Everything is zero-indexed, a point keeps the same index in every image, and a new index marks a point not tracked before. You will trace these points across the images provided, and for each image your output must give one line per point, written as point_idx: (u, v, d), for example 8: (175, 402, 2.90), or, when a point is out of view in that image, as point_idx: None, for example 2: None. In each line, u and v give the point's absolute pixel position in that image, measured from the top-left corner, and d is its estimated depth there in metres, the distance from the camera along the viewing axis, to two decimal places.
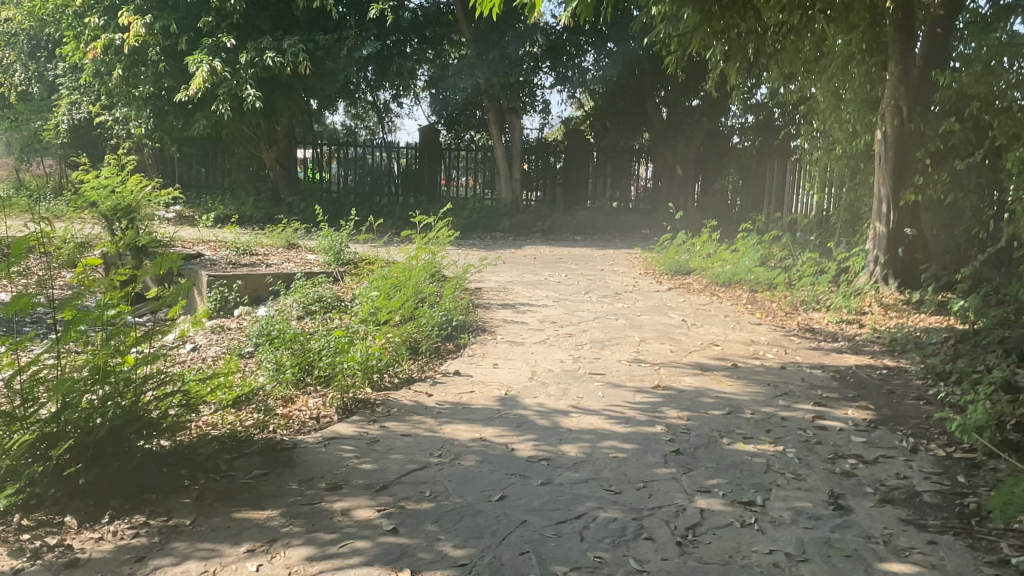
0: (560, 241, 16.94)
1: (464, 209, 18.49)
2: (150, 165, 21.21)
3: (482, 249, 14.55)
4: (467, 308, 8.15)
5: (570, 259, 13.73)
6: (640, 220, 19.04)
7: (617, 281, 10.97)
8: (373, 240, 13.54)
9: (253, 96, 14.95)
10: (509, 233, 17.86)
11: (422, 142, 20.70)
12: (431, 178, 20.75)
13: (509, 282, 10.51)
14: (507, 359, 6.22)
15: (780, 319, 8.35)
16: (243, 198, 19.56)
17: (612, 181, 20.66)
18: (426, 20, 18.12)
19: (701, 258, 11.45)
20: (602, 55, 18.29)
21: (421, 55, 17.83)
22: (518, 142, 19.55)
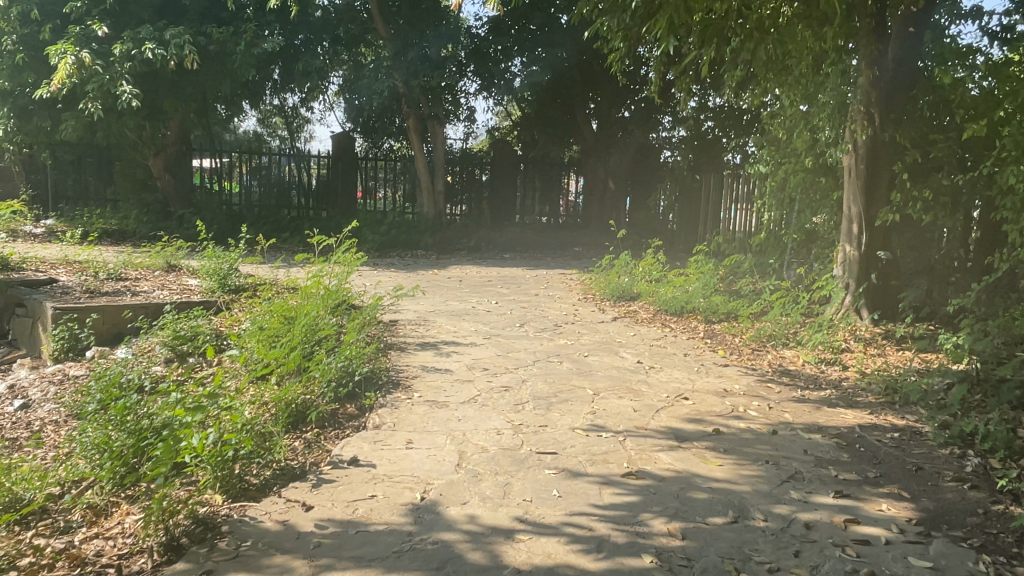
0: (487, 260, 15.49)
1: (380, 224, 16.79)
2: (16, 174, 18.53)
3: (400, 271, 12.90)
4: (376, 352, 6.52)
5: (499, 281, 12.28)
6: (573, 236, 17.80)
7: (554, 310, 9.56)
8: (272, 260, 11.69)
9: (128, 93, 12.85)
10: (432, 250, 16.25)
11: (335, 150, 18.90)
12: (345, 191, 18.93)
13: (429, 313, 8.94)
14: (424, 432, 4.65)
15: (749, 359, 7.11)
16: (125, 211, 17.27)
17: (542, 196, 19.61)
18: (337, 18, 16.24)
19: (646, 281, 10.20)
20: (530, 60, 16.92)
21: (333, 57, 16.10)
22: (440, 152, 17.96)
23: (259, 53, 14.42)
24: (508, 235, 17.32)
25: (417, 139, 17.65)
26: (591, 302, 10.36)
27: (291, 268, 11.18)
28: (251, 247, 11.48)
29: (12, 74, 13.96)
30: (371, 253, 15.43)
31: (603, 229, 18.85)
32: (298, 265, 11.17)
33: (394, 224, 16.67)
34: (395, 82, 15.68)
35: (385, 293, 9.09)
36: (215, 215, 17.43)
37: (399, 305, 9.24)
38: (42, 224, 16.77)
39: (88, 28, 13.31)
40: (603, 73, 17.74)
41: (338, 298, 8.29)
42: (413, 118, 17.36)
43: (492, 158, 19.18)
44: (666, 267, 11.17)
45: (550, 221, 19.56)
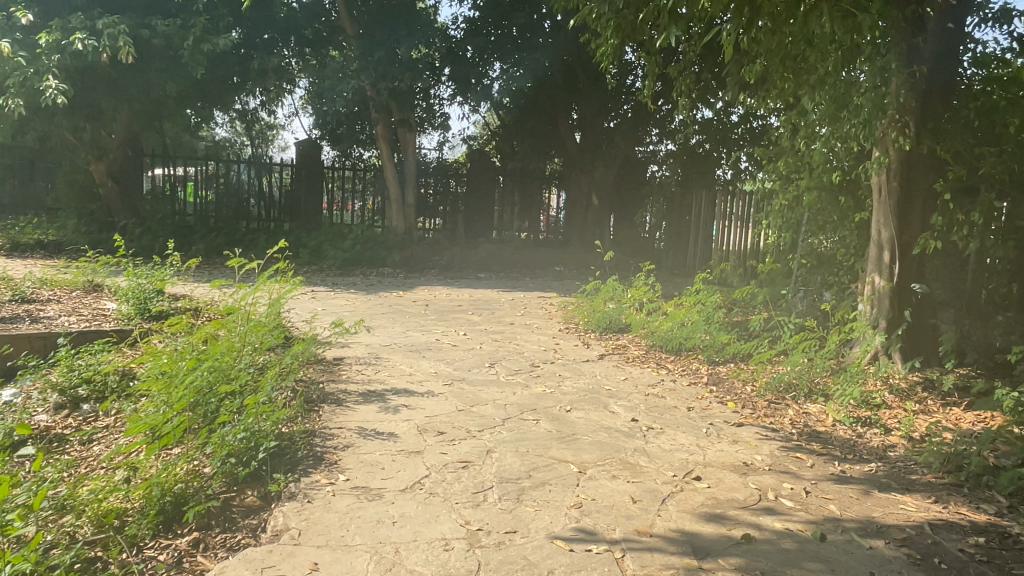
0: (459, 280, 14.11)
1: (343, 239, 15.36)
2: None
3: (360, 294, 11.54)
4: (303, 408, 5.16)
5: (470, 306, 10.90)
6: (554, 254, 16.54)
7: (531, 344, 8.25)
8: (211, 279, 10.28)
9: (54, 88, 11.28)
10: (400, 267, 14.85)
11: (300, 158, 17.50)
12: (310, 202, 17.55)
13: (381, 348, 7.55)
14: (341, 549, 3.30)
15: (765, 416, 5.84)
16: (63, 221, 15.73)
17: (521, 211, 18.36)
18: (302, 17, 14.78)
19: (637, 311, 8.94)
20: (511, 65, 15.64)
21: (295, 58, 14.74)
22: (413, 162, 16.60)
23: (210, 49, 12.95)
24: (484, 251, 15.96)
25: (387, 149, 16.29)
26: (575, 334, 9.03)
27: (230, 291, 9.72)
28: (185, 264, 10.00)
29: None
30: (331, 272, 13.99)
31: (587, 247, 17.60)
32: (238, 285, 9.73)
33: (360, 239, 15.30)
34: (362, 83, 14.28)
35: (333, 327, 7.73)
36: (163, 227, 15.90)
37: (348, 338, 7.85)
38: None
39: (11, 15, 11.84)
40: (588, 82, 16.51)
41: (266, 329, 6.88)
42: (382, 124, 16.00)
43: (468, 170, 17.92)
44: (659, 293, 9.93)
45: (530, 237, 18.29)
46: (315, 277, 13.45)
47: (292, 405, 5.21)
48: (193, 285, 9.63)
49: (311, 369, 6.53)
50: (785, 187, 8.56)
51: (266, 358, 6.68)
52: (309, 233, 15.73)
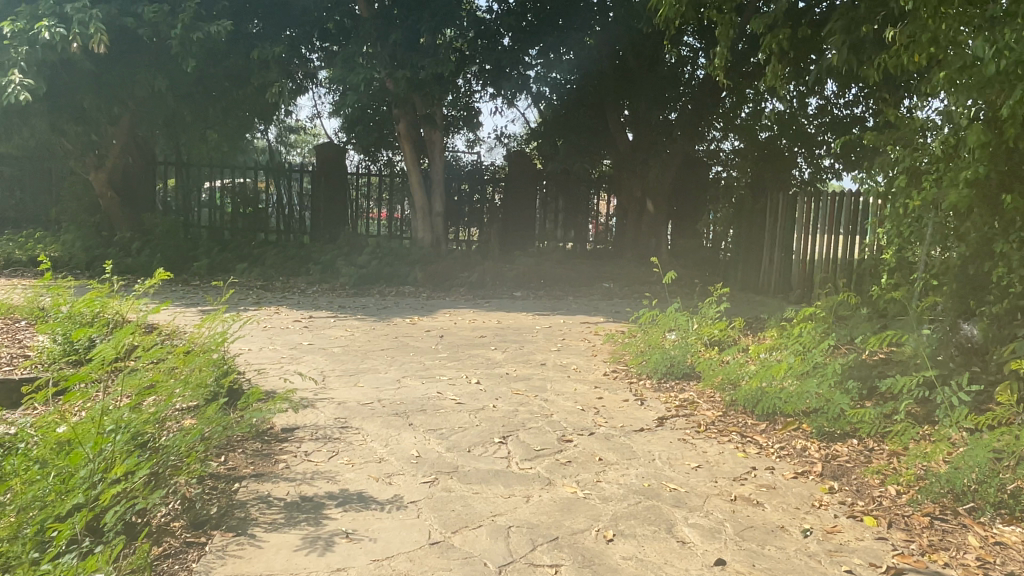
0: (491, 301, 12.02)
1: (360, 253, 13.52)
2: None
3: (368, 323, 9.63)
4: (159, 565, 3.11)
5: (494, 338, 8.78)
6: (603, 268, 14.33)
7: (564, 399, 6.10)
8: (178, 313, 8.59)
9: (16, 83, 9.71)
10: (423, 285, 12.77)
11: (320, 163, 15.66)
12: (331, 213, 15.68)
13: (355, 410, 5.50)
14: None
15: (935, 555, 3.57)
16: (62, 237, 14.46)
17: (565, 219, 16.26)
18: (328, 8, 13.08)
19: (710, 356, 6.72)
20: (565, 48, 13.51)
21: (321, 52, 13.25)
22: (440, 166, 14.62)
23: (204, 38, 11.27)
24: (521, 265, 13.82)
25: (412, 150, 14.42)
26: (626, 383, 6.79)
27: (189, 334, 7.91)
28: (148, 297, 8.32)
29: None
30: (343, 292, 12.08)
31: (642, 260, 15.37)
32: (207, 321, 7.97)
33: (378, 253, 13.42)
34: (377, 74, 12.36)
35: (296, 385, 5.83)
36: (168, 243, 14.32)
37: (318, 396, 5.84)
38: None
39: None
40: (641, 71, 14.31)
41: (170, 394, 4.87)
42: (404, 121, 14.12)
43: (506, 173, 15.90)
44: (736, 330, 7.69)
45: (576, 249, 16.14)
46: (322, 299, 11.55)
47: (136, 553, 3.13)
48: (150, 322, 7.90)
49: (228, 454, 4.50)
50: (919, 185, 6.28)
51: (169, 433, 4.69)
52: (323, 248, 13.91)
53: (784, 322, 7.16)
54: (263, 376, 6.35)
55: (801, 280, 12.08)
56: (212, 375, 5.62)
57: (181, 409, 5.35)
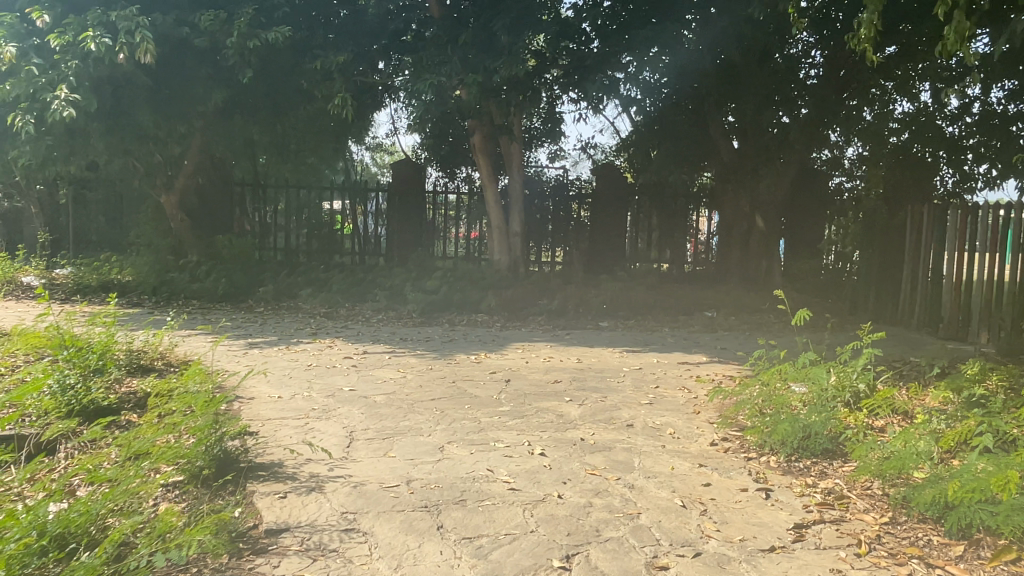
0: (574, 332, 10.47)
1: (430, 277, 12.33)
2: (33, 214, 16.14)
3: (427, 360, 8.30)
4: None
5: (570, 384, 7.22)
6: (704, 294, 12.52)
7: (658, 486, 4.49)
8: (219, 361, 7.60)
9: (61, 99, 9.27)
10: (497, 313, 11.37)
11: (394, 180, 14.64)
12: (406, 232, 14.62)
13: (371, 500, 4.12)
14: None
15: None
16: (135, 260, 14.12)
17: (660, 238, 14.54)
18: (398, 12, 12.09)
19: (871, 441, 4.90)
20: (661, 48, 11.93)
21: (390, 60, 12.26)
22: (519, 181, 13.28)
23: (261, 47, 10.49)
24: (607, 291, 12.21)
25: (488, 165, 13.19)
26: (744, 463, 5.07)
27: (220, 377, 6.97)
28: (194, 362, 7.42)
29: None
30: (408, 321, 10.87)
31: (750, 286, 13.44)
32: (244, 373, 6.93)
33: (450, 278, 12.19)
34: (447, 80, 11.16)
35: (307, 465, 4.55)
36: (236, 267, 13.71)
37: (332, 473, 4.51)
38: (22, 281, 14.02)
39: (30, 18, 10.08)
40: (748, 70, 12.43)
41: (125, 483, 3.73)
42: (480, 133, 12.93)
43: (593, 188, 14.36)
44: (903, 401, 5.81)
45: (673, 272, 14.36)
46: (384, 329, 10.36)
47: None
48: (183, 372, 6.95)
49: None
50: None
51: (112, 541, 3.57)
52: (393, 271, 12.83)
53: (983, 396, 5.22)
54: (274, 443, 5.09)
55: (957, 312, 9.89)
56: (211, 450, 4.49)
57: (164, 495, 4.28)
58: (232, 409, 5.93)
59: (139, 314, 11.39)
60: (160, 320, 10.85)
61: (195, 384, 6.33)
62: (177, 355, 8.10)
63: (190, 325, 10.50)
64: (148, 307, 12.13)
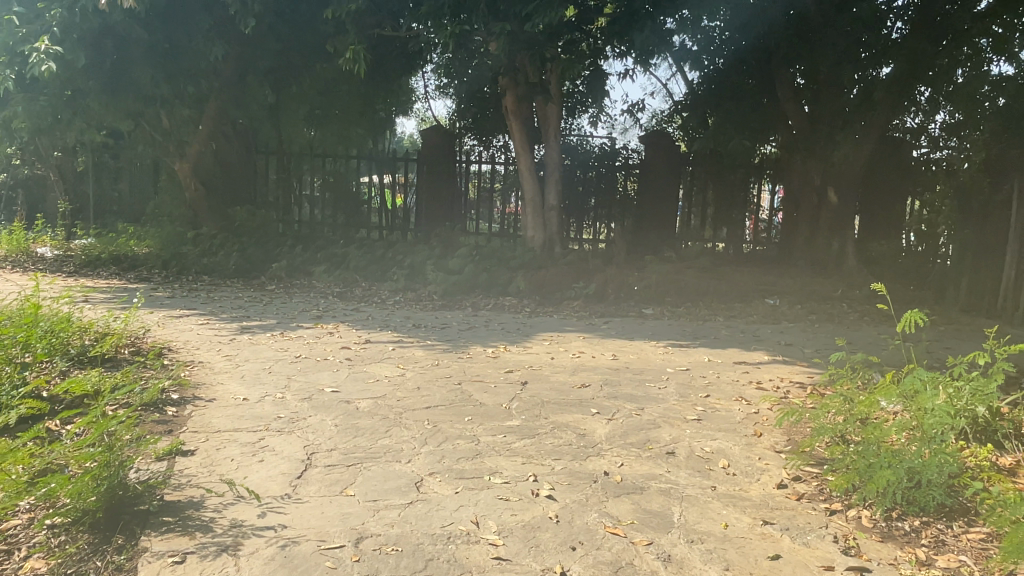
0: (613, 321, 9.14)
1: (454, 255, 11.12)
2: (53, 182, 15.57)
3: (436, 353, 7.10)
4: None
5: (601, 389, 5.93)
6: (765, 279, 10.97)
7: (705, 559, 3.21)
8: (195, 356, 6.58)
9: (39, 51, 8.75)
10: (528, 296, 10.11)
11: (425, 148, 13.23)
12: (436, 205, 13.26)
13: (295, 573, 2.96)
14: None
15: None
16: (150, 233, 13.38)
17: (716, 214, 12.97)
18: None
19: (1012, 497, 3.49)
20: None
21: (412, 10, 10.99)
22: (556, 149, 11.90)
23: None
24: (652, 273, 10.62)
25: (522, 130, 11.84)
26: (827, 522, 3.71)
27: (189, 377, 5.90)
28: (164, 358, 6.39)
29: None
30: (427, 304, 9.72)
31: (819, 270, 11.82)
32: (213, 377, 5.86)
33: (476, 256, 10.98)
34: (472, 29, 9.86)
35: (234, 511, 3.44)
36: (251, 242, 12.81)
37: (260, 522, 3.37)
38: (38, 252, 13.44)
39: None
40: (824, 20, 10.72)
41: None
42: (512, 94, 11.57)
43: (641, 158, 12.88)
44: None
45: (730, 253, 12.80)
46: (398, 313, 9.23)
47: None
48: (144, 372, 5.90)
49: None
50: None
51: None
52: (415, 248, 11.69)
53: None
54: (206, 470, 3.98)
55: None
56: (112, 493, 3.34)
57: (32, 556, 3.13)
58: (180, 418, 4.86)
59: (139, 291, 10.55)
60: (159, 298, 10.02)
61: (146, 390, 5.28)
62: (153, 341, 7.13)
63: (186, 304, 9.54)
64: (155, 283, 11.33)
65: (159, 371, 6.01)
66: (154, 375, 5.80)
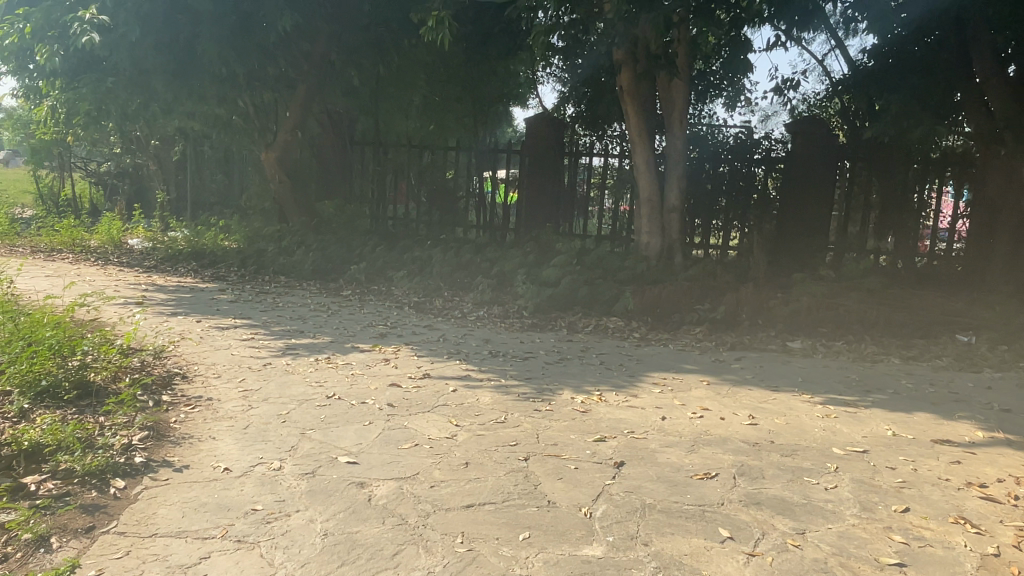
0: (747, 359, 7.07)
1: (552, 264, 9.35)
2: (153, 172, 15.34)
3: (506, 398, 5.42)
4: None
5: (734, 484, 4.00)
6: (955, 307, 8.41)
7: None
8: (202, 389, 5.26)
9: None
10: (638, 318, 8.20)
11: (529, 138, 11.42)
12: (538, 203, 11.47)
13: None
14: None
15: None
16: (236, 228, 12.61)
17: (882, 221, 10.41)
18: None
19: None
20: None
21: None
22: (681, 137, 9.80)
23: None
24: (800, 295, 8.36)
25: (639, 114, 9.81)
26: None
27: (177, 426, 4.48)
28: (162, 392, 5.08)
29: (63, 71, 9.93)
30: (515, 324, 8.07)
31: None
32: (201, 427, 4.47)
33: (577, 265, 9.20)
34: None
35: None
36: (334, 239, 11.68)
37: None
38: (130, 244, 13.02)
39: None
40: None
41: None
42: (629, 70, 9.59)
43: (788, 150, 10.52)
44: None
45: (899, 269, 10.23)
46: (477, 334, 7.63)
47: None
48: (125, 414, 4.53)
49: None
50: None
51: None
52: (508, 252, 10.05)
53: None
54: None
55: None
56: None
57: None
58: (117, 505, 3.42)
59: (204, 291, 9.60)
60: (220, 300, 8.99)
61: (97, 451, 3.88)
62: (171, 362, 5.93)
63: (244, 310, 8.40)
64: (228, 283, 10.40)
65: (145, 413, 4.63)
66: (132, 423, 4.39)
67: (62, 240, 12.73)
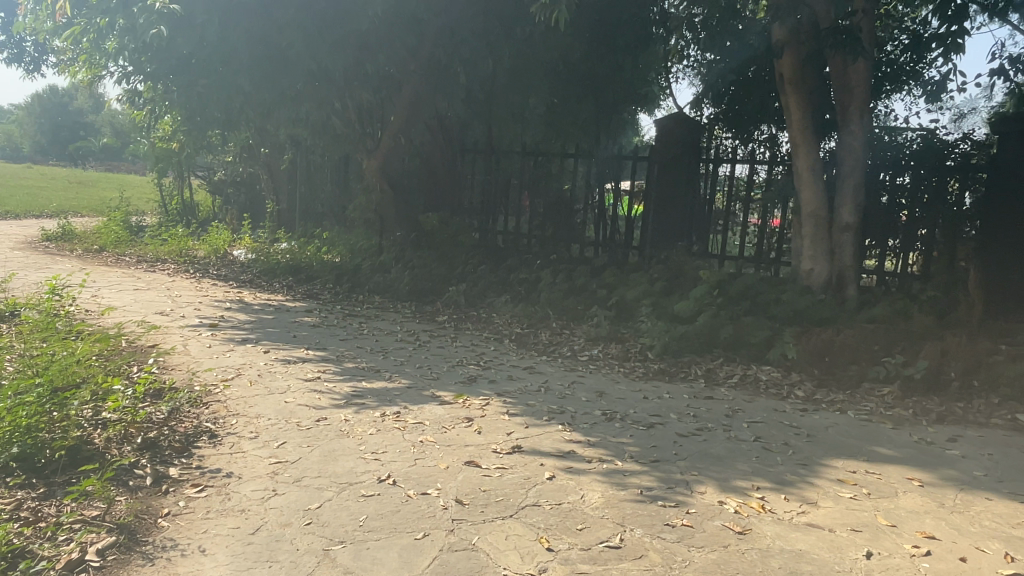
0: (968, 442, 5.04)
1: (686, 295, 7.58)
2: (265, 180, 14.95)
3: (625, 498, 3.81)
4: None
5: None
6: None
7: None
8: (224, 458, 4.04)
9: None
10: (801, 371, 6.30)
11: (660, 142, 9.67)
12: (669, 219, 9.70)
13: None
14: None
15: None
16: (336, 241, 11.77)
17: None
18: None
19: None
20: None
21: None
22: (859, 136, 7.75)
23: None
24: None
25: (805, 109, 7.84)
26: None
27: (162, 526, 3.24)
28: (171, 463, 3.91)
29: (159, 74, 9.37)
30: (638, 372, 6.42)
31: None
32: (191, 531, 3.21)
33: (718, 297, 7.39)
34: None
35: None
36: (436, 255, 10.50)
37: None
38: (234, 255, 12.55)
39: None
40: None
41: None
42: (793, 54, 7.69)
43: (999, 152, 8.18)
44: None
45: None
46: (588, 383, 6.05)
47: None
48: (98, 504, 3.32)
49: None
50: None
51: None
52: (631, 277, 8.41)
53: None
54: None
55: None
56: None
57: None
58: None
59: (289, 312, 8.66)
60: (300, 325, 7.98)
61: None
62: (207, 412, 4.81)
63: (321, 339, 7.29)
64: (318, 302, 9.45)
65: (128, 502, 3.40)
66: (99, 523, 3.16)
67: (168, 251, 12.47)
